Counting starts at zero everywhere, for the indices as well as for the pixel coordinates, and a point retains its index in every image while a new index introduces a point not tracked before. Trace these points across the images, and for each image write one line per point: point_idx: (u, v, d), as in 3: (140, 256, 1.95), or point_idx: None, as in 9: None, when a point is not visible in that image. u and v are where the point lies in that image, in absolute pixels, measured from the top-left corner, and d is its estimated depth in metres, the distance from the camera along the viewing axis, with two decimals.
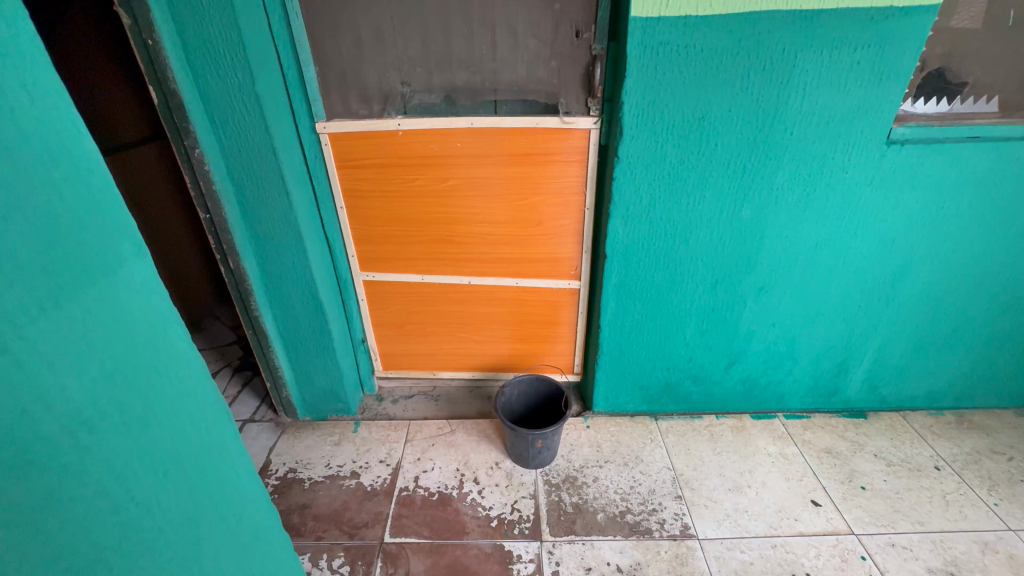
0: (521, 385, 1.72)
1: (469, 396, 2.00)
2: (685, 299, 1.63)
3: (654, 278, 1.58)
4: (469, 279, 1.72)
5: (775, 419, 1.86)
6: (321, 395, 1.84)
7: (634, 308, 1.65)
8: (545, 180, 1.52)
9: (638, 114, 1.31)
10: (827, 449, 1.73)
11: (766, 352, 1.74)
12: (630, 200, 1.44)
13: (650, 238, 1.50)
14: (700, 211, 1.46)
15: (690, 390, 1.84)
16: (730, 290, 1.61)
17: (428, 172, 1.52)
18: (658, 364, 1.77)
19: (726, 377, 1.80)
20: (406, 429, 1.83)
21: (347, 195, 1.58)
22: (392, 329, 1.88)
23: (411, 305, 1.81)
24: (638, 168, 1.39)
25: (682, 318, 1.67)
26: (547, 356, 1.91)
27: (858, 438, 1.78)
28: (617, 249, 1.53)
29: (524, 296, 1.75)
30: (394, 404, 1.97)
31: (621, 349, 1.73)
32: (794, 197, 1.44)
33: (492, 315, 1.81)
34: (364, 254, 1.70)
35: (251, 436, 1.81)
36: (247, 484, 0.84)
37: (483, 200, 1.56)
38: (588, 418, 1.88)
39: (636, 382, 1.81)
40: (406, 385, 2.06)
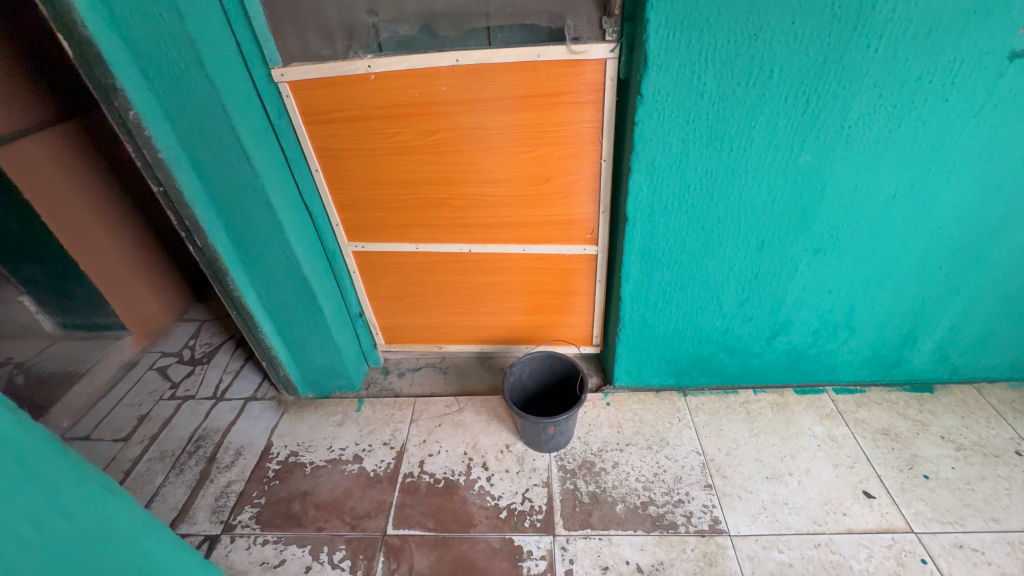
0: (534, 363, 1.55)
1: (479, 369, 1.86)
2: (723, 267, 1.38)
3: (686, 244, 1.33)
4: (470, 248, 1.51)
5: (823, 394, 1.64)
6: (322, 373, 1.74)
7: (661, 278, 1.41)
8: (552, 128, 1.24)
9: (668, 36, 1.00)
10: (884, 430, 1.52)
11: (818, 322, 1.50)
12: (658, 150, 1.16)
13: (682, 196, 1.23)
14: (746, 161, 1.17)
15: (725, 363, 1.62)
16: (779, 254, 1.34)
17: (411, 126, 1.27)
18: (688, 337, 1.55)
19: (768, 349, 1.58)
20: (412, 407, 1.72)
21: (322, 155, 1.36)
22: (390, 303, 1.71)
23: (408, 277, 1.62)
24: (668, 109, 1.10)
25: (719, 288, 1.42)
26: (562, 328, 1.71)
27: (922, 417, 1.54)
28: (641, 211, 1.27)
29: (534, 264, 1.53)
30: (400, 379, 1.85)
31: (646, 322, 1.52)
32: (870, 137, 1.13)
33: (498, 286, 1.61)
34: (349, 222, 1.50)
35: (253, 417, 1.73)
36: (99, 502, 0.75)
37: (480, 156, 1.31)
38: (608, 393, 1.71)
39: (663, 356, 1.61)
40: (413, 357, 1.93)
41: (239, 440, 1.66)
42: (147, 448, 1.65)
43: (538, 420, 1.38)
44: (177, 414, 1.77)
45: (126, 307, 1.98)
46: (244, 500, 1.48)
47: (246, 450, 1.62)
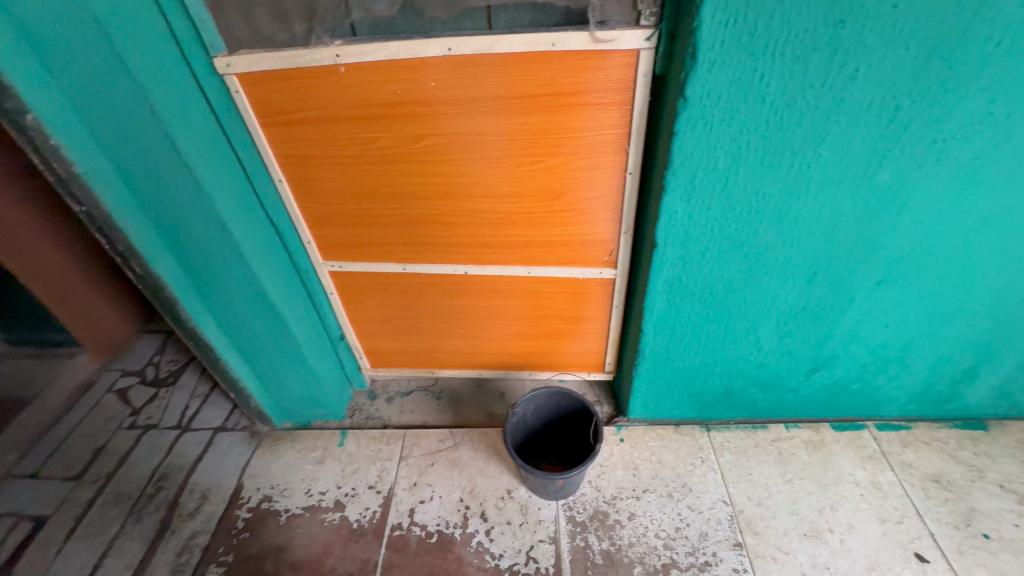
0: (540, 400, 1.36)
1: (476, 395, 1.66)
2: (766, 298, 1.17)
3: (724, 273, 1.11)
4: (466, 269, 1.29)
5: (864, 430, 1.46)
6: (300, 402, 1.54)
7: (691, 310, 1.20)
8: (567, 135, 1.01)
9: (727, 22, 0.76)
10: (935, 477, 1.34)
11: (867, 357, 1.30)
12: (701, 166, 0.93)
13: (725, 219, 1.01)
14: (809, 179, 0.94)
15: (755, 397, 1.43)
16: (833, 285, 1.13)
17: (393, 130, 1.03)
18: (716, 370, 1.36)
19: (805, 383, 1.39)
20: (401, 441, 1.53)
21: (286, 163, 1.12)
22: (375, 326, 1.50)
23: (395, 299, 1.41)
24: (717, 116, 0.86)
25: (758, 321, 1.22)
26: (570, 354, 1.51)
27: (977, 461, 1.37)
28: (673, 236, 1.05)
29: (540, 288, 1.32)
30: (389, 406, 1.66)
31: (669, 355, 1.32)
32: (967, 152, 0.90)
33: (499, 311, 1.39)
34: (323, 238, 1.27)
35: (221, 452, 1.53)
36: None
37: (478, 167, 1.07)
38: (622, 427, 1.52)
39: (687, 389, 1.42)
40: (403, 379, 1.73)
41: (206, 480, 1.47)
42: (101, 489, 1.46)
43: (541, 477, 1.21)
44: (137, 447, 1.57)
45: (82, 324, 1.76)
46: (209, 558, 1.30)
47: (213, 494, 1.43)
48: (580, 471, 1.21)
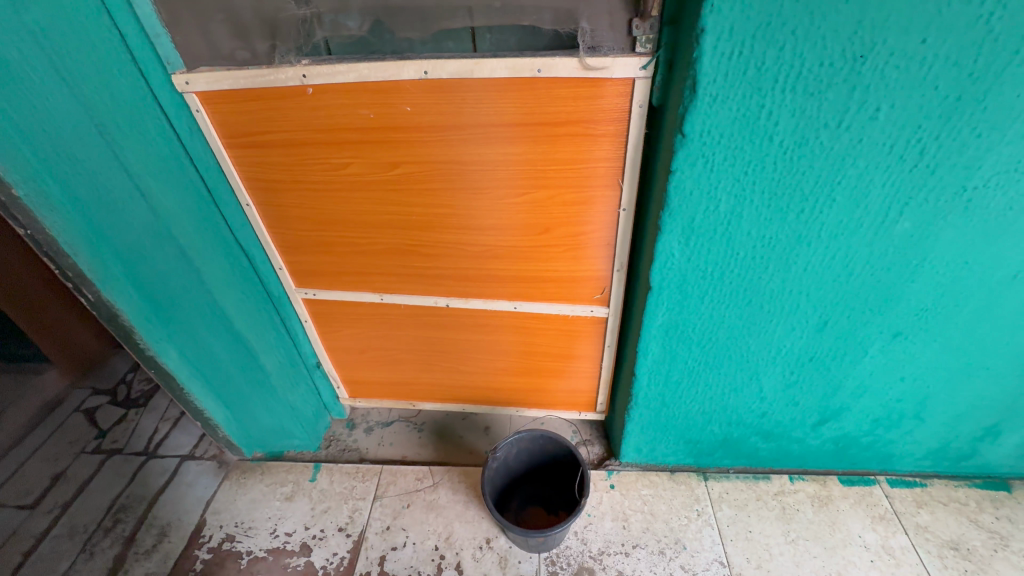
0: (524, 443, 1.27)
1: (460, 429, 1.57)
2: (770, 348, 1.07)
3: (725, 319, 1.02)
4: (448, 302, 1.20)
5: (875, 485, 1.35)
6: (271, 431, 1.47)
7: (689, 356, 1.10)
8: (555, 168, 0.92)
9: (730, 53, 0.68)
10: (953, 544, 1.23)
11: (880, 410, 1.20)
12: (700, 207, 0.84)
13: (726, 264, 0.92)
14: (821, 225, 0.85)
15: (756, 447, 1.33)
16: (845, 337, 1.03)
17: (366, 156, 0.95)
18: (715, 418, 1.26)
19: (811, 435, 1.28)
20: (377, 478, 1.44)
21: (256, 187, 1.04)
22: (354, 356, 1.41)
23: (374, 330, 1.32)
24: (719, 155, 0.78)
25: (761, 370, 1.12)
26: (559, 392, 1.42)
27: (999, 526, 1.25)
28: (669, 279, 0.96)
29: (527, 324, 1.23)
30: (367, 437, 1.57)
31: (665, 401, 1.22)
32: (1002, 202, 0.80)
33: (485, 345, 1.30)
34: (296, 265, 1.19)
35: (186, 482, 1.45)
36: None
37: (460, 197, 0.99)
38: (613, 472, 1.42)
39: (682, 435, 1.32)
40: (384, 409, 1.65)
41: (167, 514, 1.38)
42: (57, 520, 1.38)
43: (522, 534, 1.10)
44: (99, 473, 1.49)
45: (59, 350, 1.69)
46: None
47: (173, 530, 1.35)
48: (564, 527, 1.11)
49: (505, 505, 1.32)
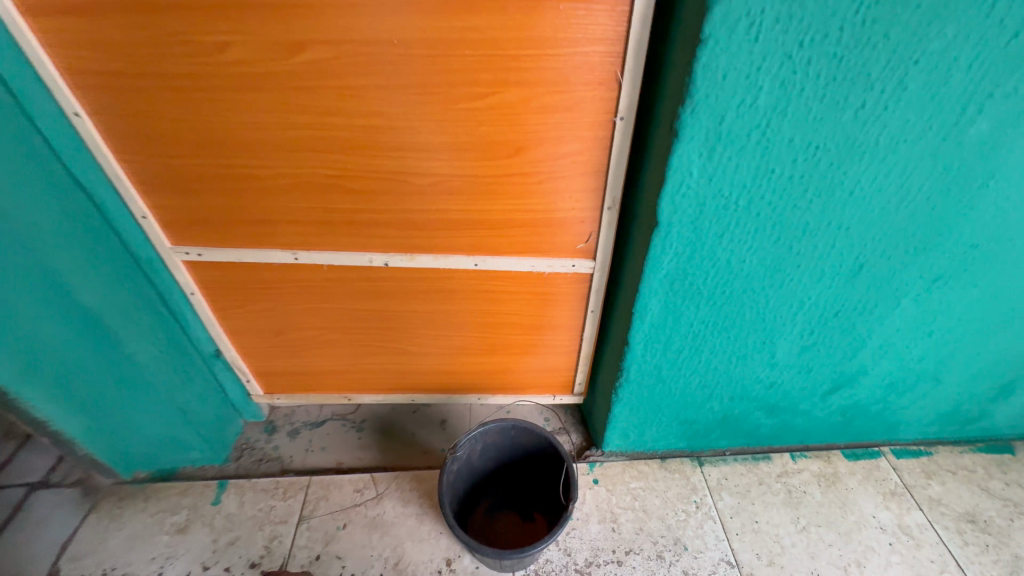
0: (491, 437, 1.02)
1: (408, 427, 1.30)
2: (793, 302, 0.87)
3: (744, 266, 0.80)
4: (386, 261, 0.91)
5: (880, 457, 1.22)
6: (155, 445, 1.12)
7: (695, 316, 0.88)
8: (530, 56, 0.66)
9: None
10: (969, 516, 1.11)
11: (897, 374, 1.05)
12: (734, 100, 0.61)
13: (757, 188, 0.70)
14: (883, 128, 0.64)
15: (758, 423, 1.15)
16: (879, 284, 0.85)
17: (252, 31, 0.64)
18: (716, 393, 1.06)
19: (819, 406, 1.12)
20: (304, 494, 1.14)
21: (89, 87, 0.70)
22: (266, 339, 1.09)
23: (290, 303, 1.01)
24: (771, 13, 0.55)
25: (777, 331, 0.92)
26: (530, 373, 1.16)
27: (1010, 493, 1.15)
28: (682, 210, 0.72)
29: (491, 287, 0.97)
30: (291, 443, 1.26)
31: (660, 376, 1.00)
32: None
33: (437, 317, 1.03)
34: (169, 212, 0.85)
35: (34, 521, 1.07)
36: None
37: (397, 101, 0.70)
38: (595, 465, 1.19)
39: (677, 415, 1.11)
40: (313, 407, 1.34)
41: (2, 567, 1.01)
42: None
43: (494, 555, 0.85)
44: None
45: None
46: None
47: None
48: (547, 543, 0.86)
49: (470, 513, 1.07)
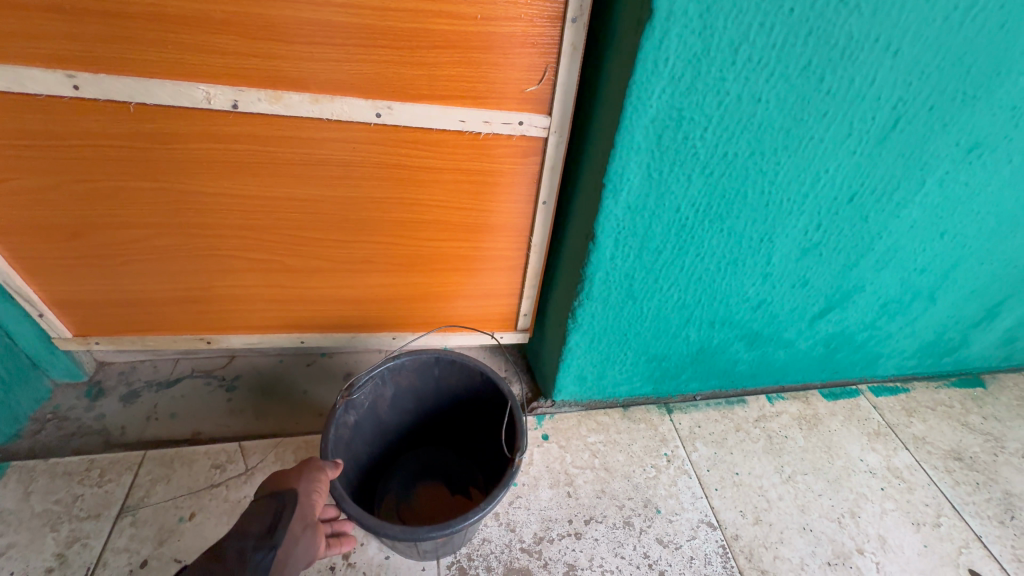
0: (406, 379, 0.74)
1: (301, 383, 0.97)
2: (806, 175, 0.66)
3: (757, 109, 0.58)
4: (235, 102, 0.59)
5: (860, 396, 1.08)
6: None
7: (686, 194, 0.65)
8: None
9: None
10: (956, 454, 0.99)
11: (896, 290, 0.89)
12: None
13: None
14: None
15: (737, 358, 0.96)
16: (907, 152, 0.67)
17: None
18: (696, 316, 0.85)
19: (806, 335, 0.95)
20: (133, 477, 0.79)
21: None
22: (61, 247, 0.72)
23: (90, 181, 0.65)
24: None
25: (781, 223, 0.72)
26: (462, 301, 0.89)
27: (989, 427, 1.05)
28: None
29: (404, 161, 0.68)
30: (125, 411, 0.89)
31: (632, 290, 0.77)
32: None
33: (328, 211, 0.72)
34: None
35: None
36: None
37: None
38: (544, 418, 0.95)
39: (646, 349, 0.89)
40: (164, 361, 0.98)
41: None
42: None
43: (397, 538, 0.55)
44: None
45: None
46: None
47: None
48: (481, 513, 0.58)
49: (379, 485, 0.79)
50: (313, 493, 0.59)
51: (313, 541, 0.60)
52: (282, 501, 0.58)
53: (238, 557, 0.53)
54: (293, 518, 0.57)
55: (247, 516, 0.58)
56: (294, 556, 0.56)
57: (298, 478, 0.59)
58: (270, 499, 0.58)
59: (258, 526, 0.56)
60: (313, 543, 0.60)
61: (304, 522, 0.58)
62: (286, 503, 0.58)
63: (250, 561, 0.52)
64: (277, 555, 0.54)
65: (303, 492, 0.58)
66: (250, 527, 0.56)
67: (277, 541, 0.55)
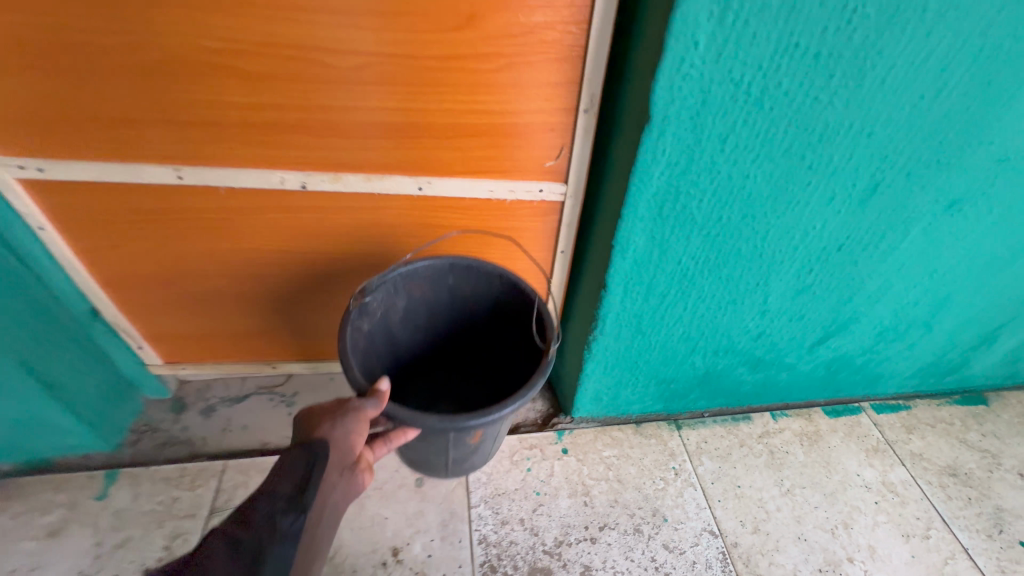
0: (417, 289, 0.80)
1: None
2: (794, 230, 0.74)
3: (746, 182, 0.67)
4: (304, 183, 0.71)
5: (862, 413, 1.15)
6: (14, 430, 0.87)
7: (685, 249, 0.74)
8: None
9: None
10: (951, 470, 1.06)
11: (891, 320, 0.96)
12: None
13: (773, 67, 0.55)
14: None
15: (741, 380, 1.05)
16: (890, 209, 0.74)
17: None
18: (701, 346, 0.94)
19: (806, 359, 1.02)
20: (217, 482, 0.94)
21: None
22: (160, 291, 0.86)
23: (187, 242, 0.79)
24: None
25: (774, 269, 0.80)
26: None
27: (987, 444, 1.11)
28: (681, 100, 0.57)
29: (432, 220, 0.79)
30: (205, 424, 1.04)
31: (640, 327, 0.87)
32: None
33: (376, 261, 0.85)
34: None
35: None
36: None
37: None
38: (564, 433, 1.06)
39: (656, 373, 0.99)
40: (233, 380, 1.12)
41: None
42: None
43: (447, 425, 0.62)
44: None
45: None
46: None
47: None
48: (520, 399, 0.64)
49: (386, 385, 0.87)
50: (344, 440, 0.60)
51: (347, 484, 0.61)
52: (313, 451, 0.57)
53: (271, 517, 0.51)
54: (325, 469, 0.57)
55: (272, 473, 0.55)
56: (332, 500, 0.58)
57: (328, 427, 0.60)
58: (299, 449, 0.58)
59: (288, 485, 0.54)
60: (347, 487, 0.60)
61: (339, 469, 0.59)
62: (319, 455, 0.57)
63: (281, 529, 0.50)
64: (307, 518, 0.53)
65: (332, 440, 0.59)
66: (279, 486, 0.54)
67: (307, 504, 0.53)
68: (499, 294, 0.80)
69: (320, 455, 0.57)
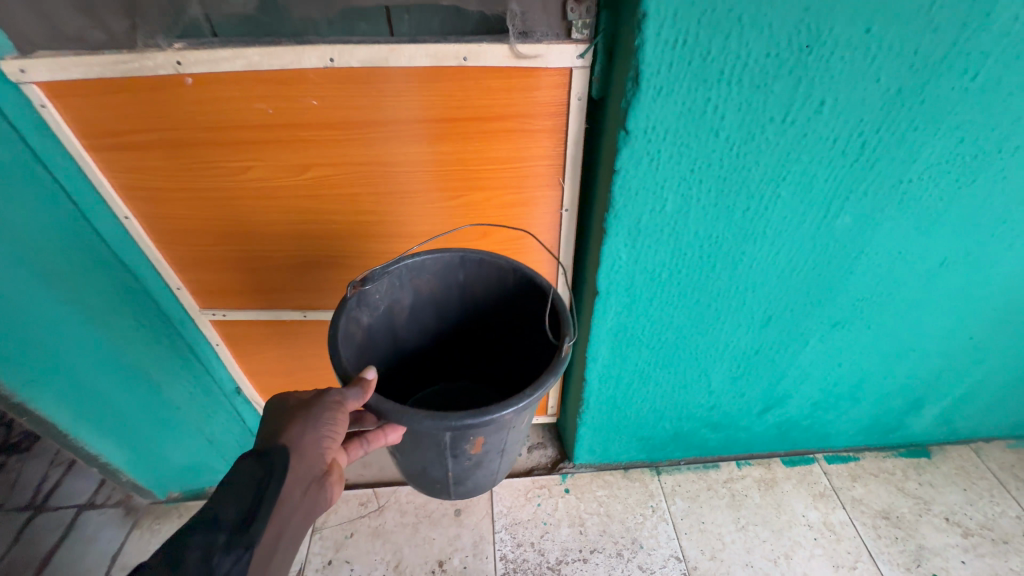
0: (422, 282, 0.91)
1: None
2: (717, 343, 1.04)
3: (673, 320, 0.98)
4: None
5: (815, 463, 1.41)
6: (187, 468, 1.30)
7: (639, 357, 1.06)
8: (490, 171, 0.84)
9: (674, 44, 0.62)
10: (885, 513, 1.30)
11: (820, 395, 1.23)
12: (646, 208, 0.78)
13: (675, 265, 0.87)
14: (766, 222, 0.82)
15: (706, 437, 1.34)
16: (787, 329, 1.03)
17: (270, 161, 0.81)
18: (666, 415, 1.24)
19: (757, 422, 1.30)
20: None
21: (137, 198, 0.87)
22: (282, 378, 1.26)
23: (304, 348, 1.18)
24: (664, 154, 0.72)
25: (710, 366, 1.10)
26: None
27: (922, 492, 1.34)
28: (618, 283, 0.90)
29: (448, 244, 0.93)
30: None
31: (616, 403, 1.19)
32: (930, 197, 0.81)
33: None
34: (198, 283, 1.02)
35: (87, 538, 1.26)
36: None
37: (388, 203, 0.87)
38: (567, 476, 1.38)
39: (635, 433, 1.30)
40: None
41: None
42: None
43: (440, 424, 0.69)
44: None
45: None
46: None
47: None
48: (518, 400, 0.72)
49: (400, 375, 1.00)
50: (312, 448, 0.68)
51: (313, 498, 0.69)
52: (271, 468, 0.66)
53: (220, 537, 0.60)
54: (279, 493, 0.65)
55: (230, 488, 0.64)
56: (296, 516, 0.66)
57: (298, 435, 0.69)
58: (259, 462, 0.67)
59: (236, 510, 0.62)
60: (310, 507, 0.69)
61: (298, 488, 0.67)
62: (279, 469, 0.66)
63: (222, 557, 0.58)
64: (254, 549, 0.60)
65: (295, 452, 0.67)
66: (226, 512, 0.62)
67: (252, 534, 0.61)
68: (510, 287, 0.90)
69: (279, 466, 0.66)
